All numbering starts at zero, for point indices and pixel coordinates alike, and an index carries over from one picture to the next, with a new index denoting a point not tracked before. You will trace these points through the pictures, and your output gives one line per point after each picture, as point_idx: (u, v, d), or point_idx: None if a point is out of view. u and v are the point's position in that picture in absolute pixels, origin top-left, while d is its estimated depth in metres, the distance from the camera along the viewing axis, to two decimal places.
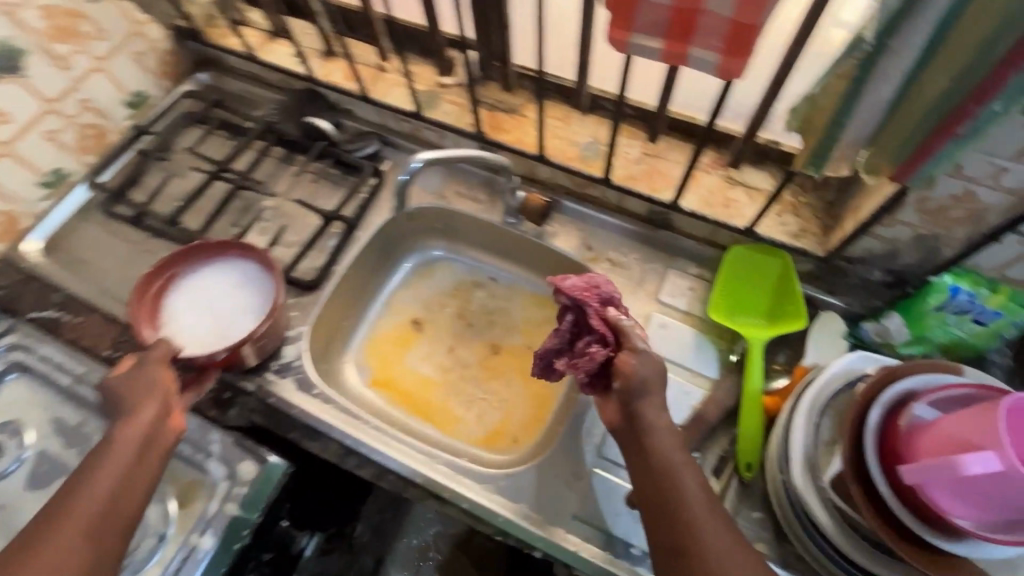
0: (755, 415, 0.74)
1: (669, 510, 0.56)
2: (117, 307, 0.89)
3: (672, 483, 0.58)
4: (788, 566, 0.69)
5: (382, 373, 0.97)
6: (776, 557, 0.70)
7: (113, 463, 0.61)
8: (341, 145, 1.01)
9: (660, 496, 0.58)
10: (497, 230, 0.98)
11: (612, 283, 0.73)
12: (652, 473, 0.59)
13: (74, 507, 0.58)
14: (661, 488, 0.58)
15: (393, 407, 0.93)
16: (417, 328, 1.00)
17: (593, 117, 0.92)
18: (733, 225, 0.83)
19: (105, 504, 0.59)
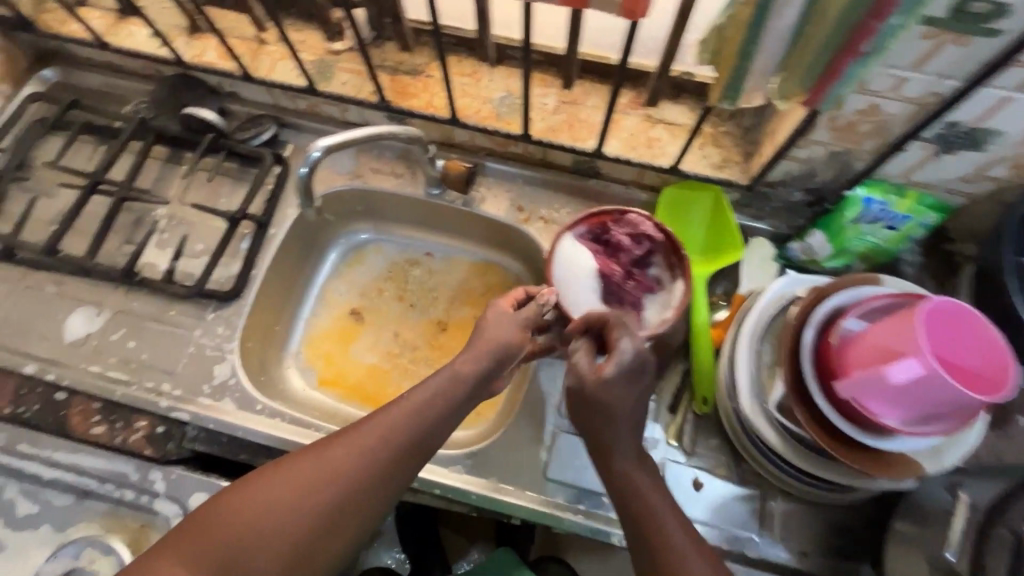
0: (705, 348, 0.76)
1: (639, 515, 0.56)
2: (8, 357, 0.79)
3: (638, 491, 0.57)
4: (746, 481, 0.74)
5: (329, 372, 0.92)
6: (736, 476, 0.75)
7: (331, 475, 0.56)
8: (232, 134, 0.91)
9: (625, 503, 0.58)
10: (421, 202, 0.93)
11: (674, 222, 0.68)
12: (612, 481, 0.59)
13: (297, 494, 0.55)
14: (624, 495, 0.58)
15: (347, 404, 0.90)
16: (357, 319, 0.95)
17: (503, 69, 0.87)
18: (657, 165, 0.82)
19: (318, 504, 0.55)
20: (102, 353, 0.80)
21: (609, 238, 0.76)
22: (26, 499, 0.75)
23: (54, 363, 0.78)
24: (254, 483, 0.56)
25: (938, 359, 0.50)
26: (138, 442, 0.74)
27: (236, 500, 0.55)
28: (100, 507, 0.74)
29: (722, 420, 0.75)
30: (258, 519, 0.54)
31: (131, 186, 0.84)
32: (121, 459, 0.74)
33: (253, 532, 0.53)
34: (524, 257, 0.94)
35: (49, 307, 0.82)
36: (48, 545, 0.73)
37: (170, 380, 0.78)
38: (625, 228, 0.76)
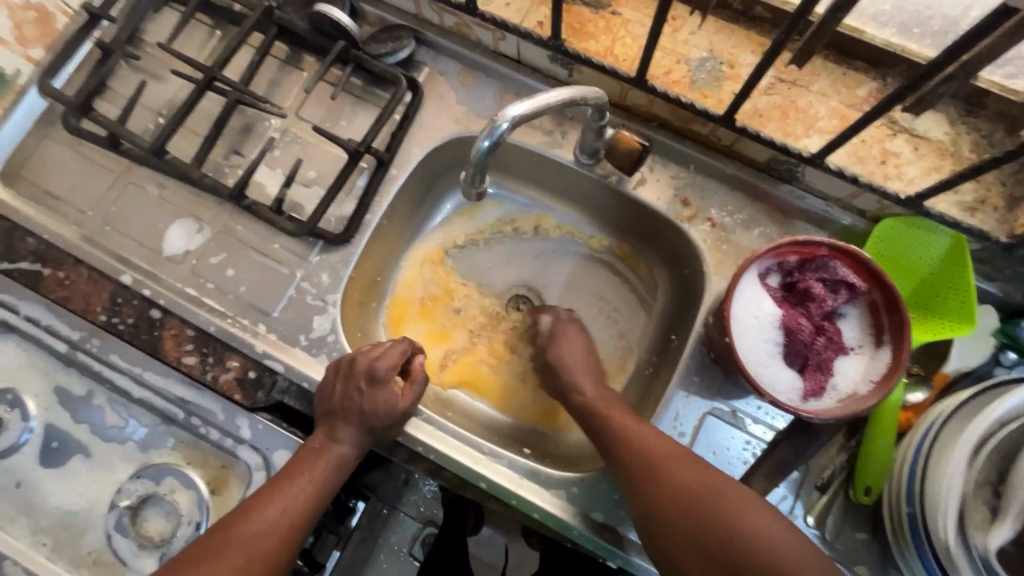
0: (886, 430, 0.62)
1: (690, 509, 0.53)
2: (105, 259, 0.73)
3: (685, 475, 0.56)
4: None
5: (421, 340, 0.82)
6: None
7: (324, 460, 0.61)
8: (365, 45, 0.77)
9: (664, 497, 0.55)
10: (563, 170, 0.78)
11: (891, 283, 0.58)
12: (642, 464, 0.58)
13: (297, 480, 0.59)
14: (662, 495, 0.56)
15: (439, 380, 0.81)
16: (462, 286, 0.84)
17: (711, 22, 0.68)
18: (889, 190, 0.63)
19: (323, 470, 0.61)
20: (200, 276, 0.73)
21: (799, 283, 0.60)
22: (113, 411, 0.72)
23: (151, 275, 0.73)
24: (280, 479, 0.60)
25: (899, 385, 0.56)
26: (228, 383, 0.69)
27: (259, 509, 0.57)
28: (183, 436, 0.71)
29: (884, 518, 0.63)
30: (271, 506, 0.57)
31: (248, 90, 0.73)
32: (210, 396, 0.69)
33: (289, 533, 0.58)
34: (667, 258, 0.80)
35: (148, 211, 0.75)
36: (132, 463, 0.71)
37: (269, 322, 0.72)
38: (822, 272, 0.60)
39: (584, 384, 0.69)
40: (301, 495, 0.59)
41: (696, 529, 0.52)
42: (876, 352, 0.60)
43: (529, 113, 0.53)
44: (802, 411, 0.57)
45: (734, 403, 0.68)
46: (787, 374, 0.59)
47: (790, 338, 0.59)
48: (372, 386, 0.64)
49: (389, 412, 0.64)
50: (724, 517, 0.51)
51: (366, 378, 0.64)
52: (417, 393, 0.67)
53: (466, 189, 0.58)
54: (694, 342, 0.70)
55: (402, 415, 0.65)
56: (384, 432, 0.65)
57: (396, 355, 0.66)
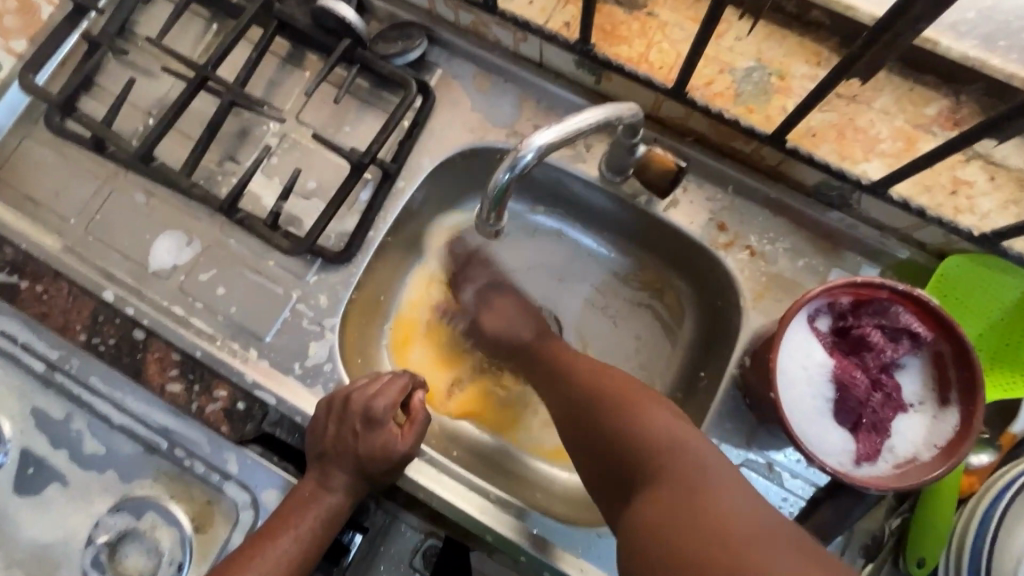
0: (946, 499, 0.55)
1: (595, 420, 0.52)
2: (87, 273, 0.67)
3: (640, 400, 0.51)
4: None
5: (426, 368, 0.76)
6: None
7: (309, 517, 0.55)
8: (372, 43, 0.70)
9: (607, 420, 0.51)
10: (586, 186, 0.71)
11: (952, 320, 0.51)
12: (599, 398, 0.53)
13: (279, 540, 0.54)
14: (601, 430, 0.50)
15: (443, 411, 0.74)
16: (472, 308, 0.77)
17: (761, 27, 0.60)
18: (959, 226, 0.55)
19: (308, 529, 0.55)
20: (188, 294, 0.67)
21: (855, 330, 0.53)
22: (93, 437, 0.67)
23: (136, 291, 0.67)
24: (264, 537, 0.54)
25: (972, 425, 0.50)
26: (215, 414, 0.63)
27: (237, 574, 0.52)
28: (166, 467, 0.66)
29: None
30: (247, 571, 0.52)
31: (242, 91, 0.66)
32: (195, 426, 0.64)
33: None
34: (698, 286, 0.72)
35: (135, 221, 0.70)
36: (112, 494, 0.66)
37: (261, 347, 0.66)
38: (880, 318, 0.53)
39: (522, 331, 0.68)
40: (282, 557, 0.53)
41: (595, 441, 0.51)
42: (943, 412, 0.52)
43: (552, 145, 0.46)
44: (857, 480, 0.50)
45: (771, 456, 0.61)
46: (839, 436, 0.52)
47: (845, 394, 0.52)
48: (368, 428, 0.58)
49: (386, 457, 0.58)
50: (618, 424, 0.50)
51: (362, 418, 0.58)
52: (419, 434, 0.60)
53: (478, 226, 0.52)
54: (727, 384, 0.63)
55: (402, 460, 0.58)
56: (381, 478, 0.59)
57: (394, 391, 0.60)
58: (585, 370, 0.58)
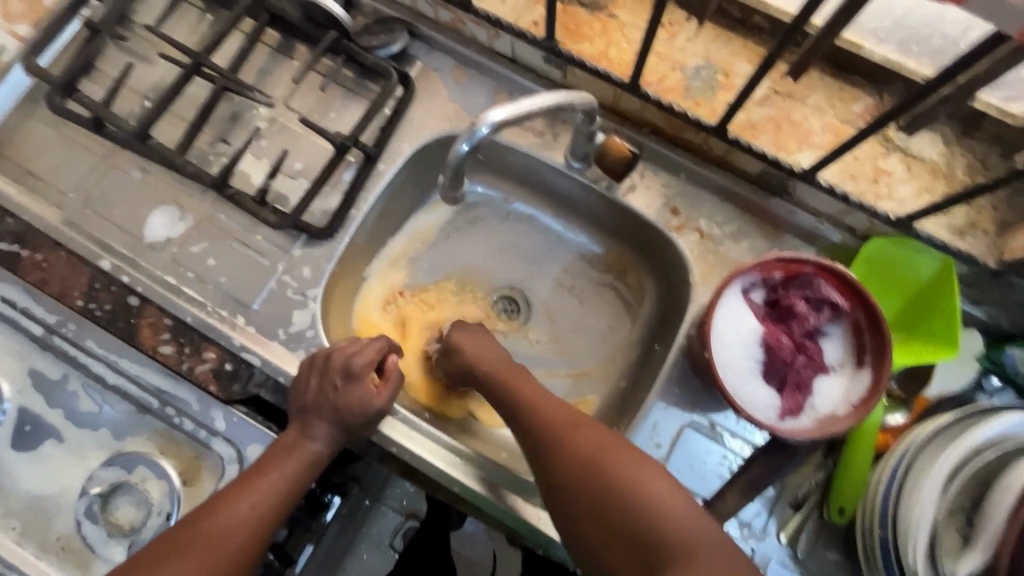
0: (863, 451, 0.62)
1: (586, 477, 0.53)
2: (84, 243, 0.72)
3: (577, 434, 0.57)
4: None
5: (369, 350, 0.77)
6: None
7: (295, 458, 0.61)
8: (357, 36, 0.75)
9: (575, 460, 0.55)
10: (555, 173, 0.77)
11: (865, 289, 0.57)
12: (540, 428, 0.59)
13: (268, 476, 0.59)
14: (600, 491, 0.52)
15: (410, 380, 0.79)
16: (447, 286, 0.83)
17: (708, 29, 0.67)
18: (878, 210, 0.62)
19: (294, 468, 0.61)
20: (180, 264, 0.72)
21: (782, 299, 0.60)
22: (88, 397, 0.72)
23: (131, 261, 0.72)
24: (246, 484, 0.59)
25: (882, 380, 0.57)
26: (204, 374, 0.68)
27: (227, 506, 0.57)
28: (157, 425, 0.70)
29: (856, 538, 0.63)
30: (238, 502, 0.58)
31: (235, 77, 0.72)
32: (185, 386, 0.68)
33: (254, 537, 0.57)
34: (656, 267, 0.79)
35: (131, 196, 0.74)
36: (105, 450, 0.70)
37: (248, 315, 0.71)
38: (805, 289, 0.59)
39: None
40: (270, 492, 0.59)
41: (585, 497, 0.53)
42: (856, 372, 0.59)
43: (520, 111, 0.53)
44: (779, 431, 0.56)
45: (713, 417, 0.68)
46: (766, 393, 0.58)
47: (772, 355, 0.58)
48: (346, 384, 0.64)
49: (363, 412, 0.64)
50: (602, 477, 0.52)
51: (340, 375, 0.64)
52: (393, 392, 0.66)
53: (445, 196, 0.58)
54: (676, 353, 0.69)
55: (376, 414, 0.65)
56: (358, 430, 0.65)
57: (372, 352, 0.65)
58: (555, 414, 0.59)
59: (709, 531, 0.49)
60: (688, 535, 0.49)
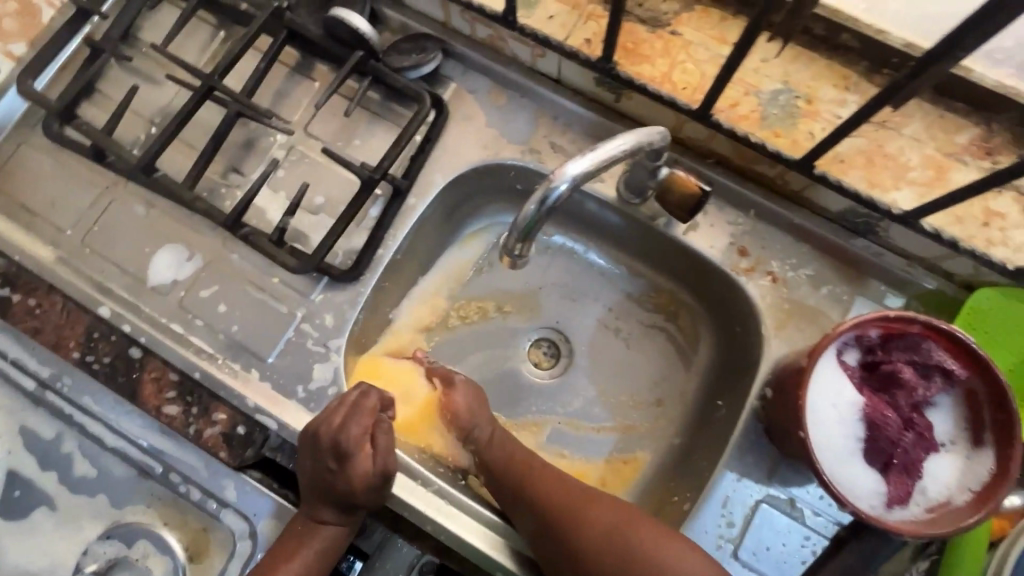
0: (975, 540, 0.53)
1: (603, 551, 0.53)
2: (82, 286, 0.65)
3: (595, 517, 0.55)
4: None
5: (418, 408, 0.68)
6: None
7: (310, 549, 0.56)
8: (385, 55, 0.67)
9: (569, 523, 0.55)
10: (602, 207, 0.70)
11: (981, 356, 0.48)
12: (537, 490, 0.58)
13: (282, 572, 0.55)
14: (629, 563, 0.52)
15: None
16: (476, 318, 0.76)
17: (787, 48, 0.59)
18: (989, 257, 0.54)
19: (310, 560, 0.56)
20: (188, 311, 0.64)
21: (884, 365, 0.51)
22: (85, 459, 0.64)
23: (133, 306, 0.64)
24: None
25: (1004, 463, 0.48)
26: (213, 439, 0.60)
27: None
28: (161, 493, 0.63)
29: None
30: None
31: (250, 103, 0.64)
32: (192, 450, 0.61)
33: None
34: (714, 312, 0.71)
35: (134, 235, 0.67)
36: (102, 521, 0.63)
37: (263, 368, 0.63)
38: (912, 353, 0.51)
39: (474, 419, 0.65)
40: None
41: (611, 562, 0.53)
42: (972, 450, 0.50)
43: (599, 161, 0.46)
44: (889, 526, 0.48)
45: (792, 491, 0.59)
46: (870, 478, 0.50)
47: (872, 434, 0.50)
48: (342, 463, 0.55)
49: (368, 485, 0.56)
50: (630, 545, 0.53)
51: (333, 454, 0.55)
52: (394, 457, 0.57)
53: (502, 255, 0.50)
54: (747, 415, 0.61)
55: (384, 484, 0.56)
56: (368, 502, 0.57)
57: (362, 421, 0.57)
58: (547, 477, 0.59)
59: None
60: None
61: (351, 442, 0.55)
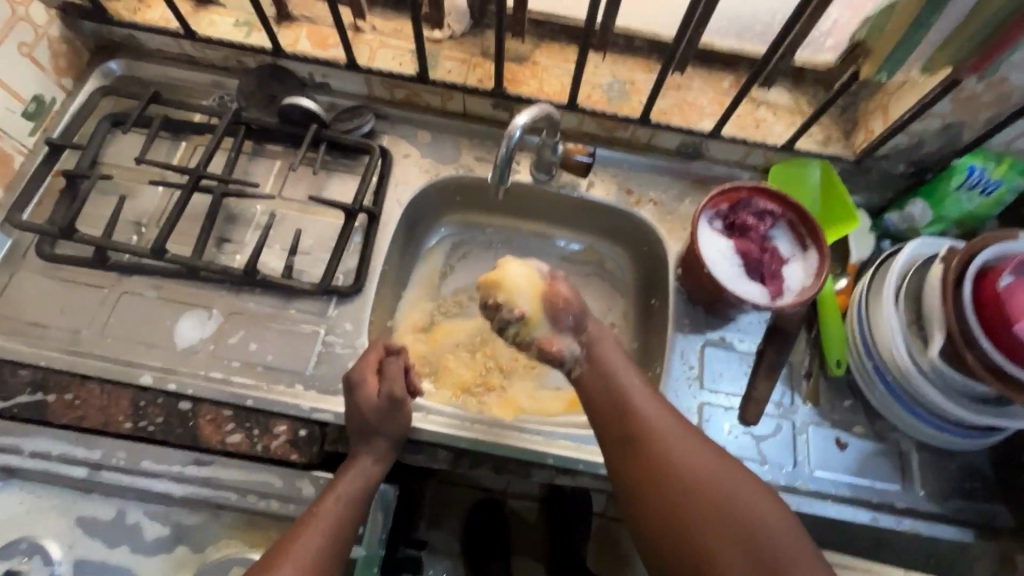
0: (833, 313, 0.80)
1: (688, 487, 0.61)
2: (115, 368, 0.72)
3: (716, 480, 0.61)
4: (882, 437, 0.78)
5: (535, 299, 0.74)
6: (873, 432, 0.78)
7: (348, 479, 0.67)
8: (331, 125, 0.87)
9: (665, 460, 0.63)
10: (524, 194, 0.94)
11: (784, 194, 0.78)
12: (637, 424, 0.66)
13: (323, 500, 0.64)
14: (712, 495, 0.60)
15: (451, 402, 0.87)
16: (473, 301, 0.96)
17: (607, 56, 0.90)
18: (769, 143, 0.85)
19: (348, 490, 0.66)
20: (223, 358, 0.74)
21: (737, 221, 0.79)
22: (154, 520, 0.69)
23: (170, 369, 0.73)
24: (308, 517, 0.63)
25: (824, 249, 0.76)
26: (281, 448, 0.70)
27: (297, 531, 0.62)
28: (240, 520, 0.69)
29: (857, 379, 0.79)
30: (302, 525, 0.62)
31: (235, 181, 0.80)
32: (264, 467, 0.69)
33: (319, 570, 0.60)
34: (626, 245, 0.96)
35: (151, 314, 0.76)
36: (188, 568, 0.67)
37: (305, 380, 0.74)
38: (749, 208, 0.79)
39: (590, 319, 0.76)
40: (330, 509, 0.64)
41: (693, 495, 0.60)
42: (806, 252, 0.78)
43: (534, 116, 0.70)
44: (778, 308, 0.73)
45: (721, 332, 0.83)
46: (756, 288, 0.75)
47: (746, 260, 0.77)
48: (353, 395, 0.70)
49: (379, 409, 0.69)
50: (719, 486, 0.61)
51: (349, 392, 0.70)
52: (398, 381, 0.70)
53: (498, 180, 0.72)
54: (673, 295, 0.85)
55: (392, 401, 0.69)
56: (382, 425, 0.69)
57: (367, 363, 0.72)
58: (656, 417, 0.66)
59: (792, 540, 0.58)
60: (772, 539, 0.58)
61: (366, 377, 0.70)
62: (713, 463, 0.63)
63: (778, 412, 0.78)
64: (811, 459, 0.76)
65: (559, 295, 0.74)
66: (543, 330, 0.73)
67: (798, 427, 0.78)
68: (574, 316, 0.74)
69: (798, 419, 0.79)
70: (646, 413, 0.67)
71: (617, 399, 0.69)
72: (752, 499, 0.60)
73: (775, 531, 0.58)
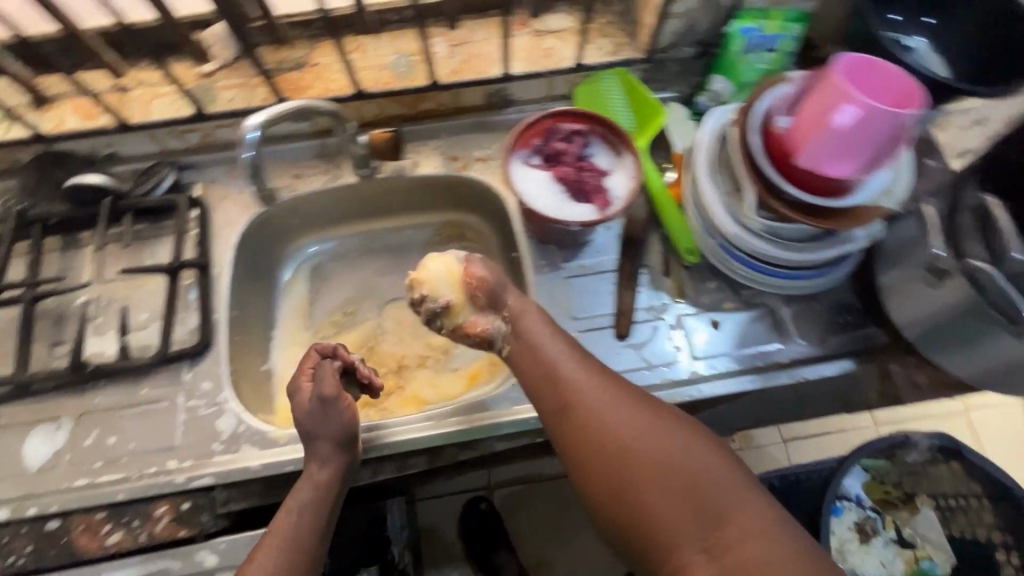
0: (670, 208, 0.81)
1: (636, 465, 0.58)
2: None
3: (667, 451, 0.58)
4: (752, 304, 0.80)
5: (456, 288, 0.73)
6: (743, 303, 0.80)
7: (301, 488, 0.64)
8: (131, 191, 0.83)
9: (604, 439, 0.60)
10: (359, 195, 0.92)
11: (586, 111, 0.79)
12: (569, 401, 0.63)
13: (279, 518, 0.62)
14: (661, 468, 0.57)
15: None
16: (349, 314, 0.93)
17: (387, 33, 0.88)
18: (563, 67, 0.86)
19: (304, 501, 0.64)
20: (81, 463, 0.70)
21: (550, 150, 0.79)
22: None
23: (26, 495, 0.68)
24: (260, 546, 0.61)
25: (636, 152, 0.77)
26: (167, 528, 0.67)
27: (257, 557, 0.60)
28: None
29: (710, 260, 0.81)
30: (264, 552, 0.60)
31: (38, 281, 0.75)
32: (155, 554, 0.66)
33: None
34: (479, 210, 0.95)
35: None
36: None
37: (175, 454, 0.71)
38: (558, 135, 0.79)
39: (509, 296, 0.72)
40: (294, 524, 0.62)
41: (641, 469, 0.57)
42: (624, 160, 0.79)
43: (275, 116, 0.73)
44: (602, 221, 0.73)
45: (578, 262, 0.84)
46: (581, 209, 0.76)
47: (566, 185, 0.77)
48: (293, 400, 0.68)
49: (309, 414, 0.66)
50: (666, 454, 0.57)
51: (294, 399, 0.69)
52: (323, 384, 0.67)
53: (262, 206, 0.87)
54: (524, 242, 0.85)
55: (320, 402, 0.65)
56: (313, 429, 0.66)
57: (305, 366, 0.70)
58: (590, 391, 0.63)
59: (751, 500, 0.55)
60: (726, 504, 0.55)
61: (295, 388, 0.68)
62: (660, 430, 0.59)
63: (650, 316, 0.80)
64: (692, 349, 0.78)
65: (474, 277, 0.72)
66: (466, 315, 0.73)
67: (672, 324, 0.79)
68: (492, 293, 0.71)
69: (672, 316, 0.80)
70: (579, 387, 0.64)
71: (548, 374, 0.65)
72: (706, 461, 0.57)
73: (732, 498, 0.55)
